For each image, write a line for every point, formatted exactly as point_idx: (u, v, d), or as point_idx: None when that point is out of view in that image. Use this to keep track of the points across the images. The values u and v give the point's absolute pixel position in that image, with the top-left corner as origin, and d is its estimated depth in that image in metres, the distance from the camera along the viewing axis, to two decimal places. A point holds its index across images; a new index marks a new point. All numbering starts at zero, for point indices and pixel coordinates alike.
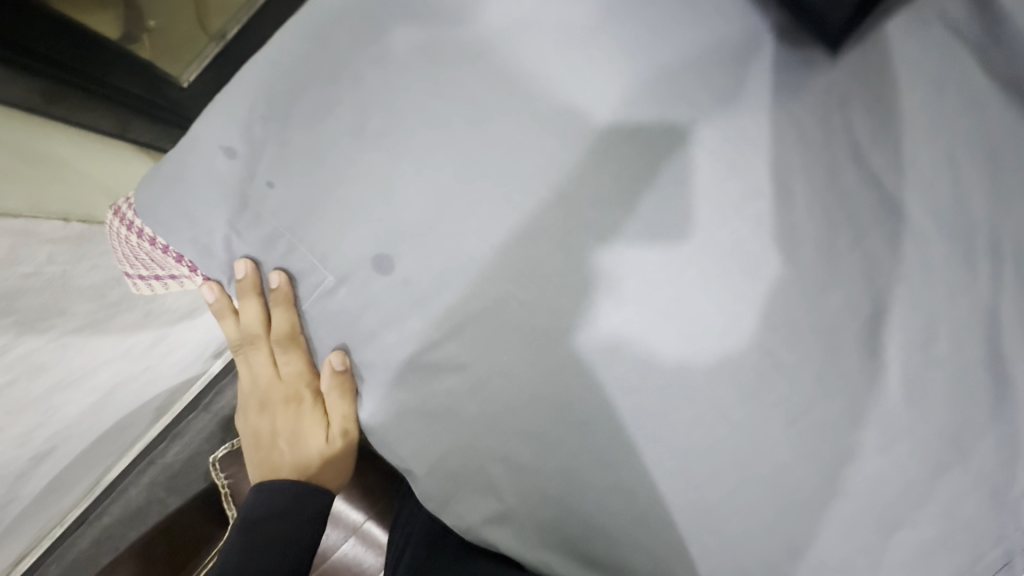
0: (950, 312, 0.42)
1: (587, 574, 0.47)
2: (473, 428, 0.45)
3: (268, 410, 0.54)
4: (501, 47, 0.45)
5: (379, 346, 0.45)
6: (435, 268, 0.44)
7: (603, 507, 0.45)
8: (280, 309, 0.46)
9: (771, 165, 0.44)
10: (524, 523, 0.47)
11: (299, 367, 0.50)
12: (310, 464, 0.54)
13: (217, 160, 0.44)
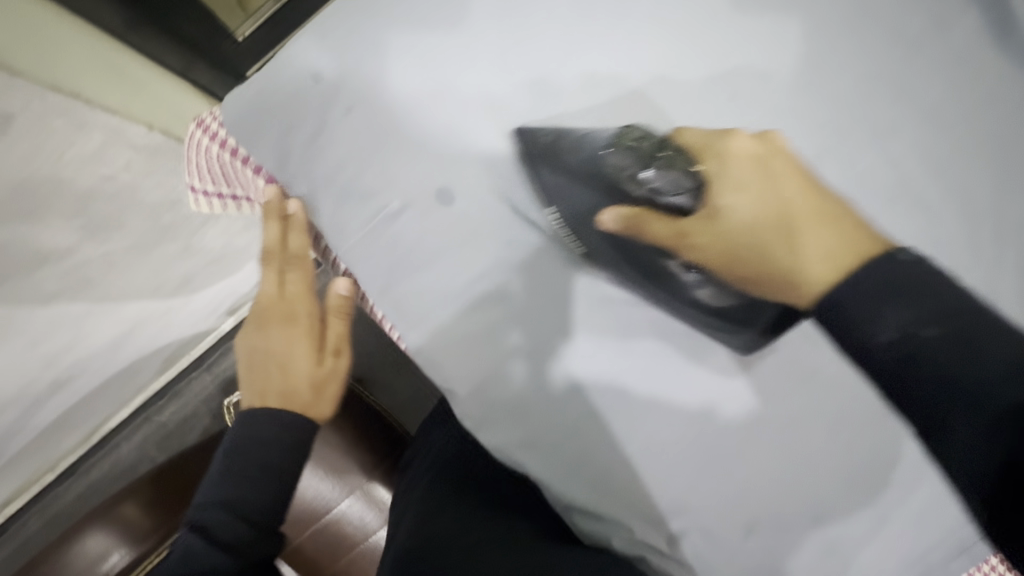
0: None
1: (609, 506, 0.50)
2: (518, 351, 0.49)
3: (264, 332, 0.57)
4: (570, 18, 0.51)
5: (433, 271, 0.49)
6: (497, 204, 0.49)
7: (629, 437, 0.50)
8: (295, 235, 0.53)
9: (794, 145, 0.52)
10: (552, 456, 0.50)
11: (303, 285, 0.56)
12: (297, 386, 0.57)
13: (301, 82, 0.48)
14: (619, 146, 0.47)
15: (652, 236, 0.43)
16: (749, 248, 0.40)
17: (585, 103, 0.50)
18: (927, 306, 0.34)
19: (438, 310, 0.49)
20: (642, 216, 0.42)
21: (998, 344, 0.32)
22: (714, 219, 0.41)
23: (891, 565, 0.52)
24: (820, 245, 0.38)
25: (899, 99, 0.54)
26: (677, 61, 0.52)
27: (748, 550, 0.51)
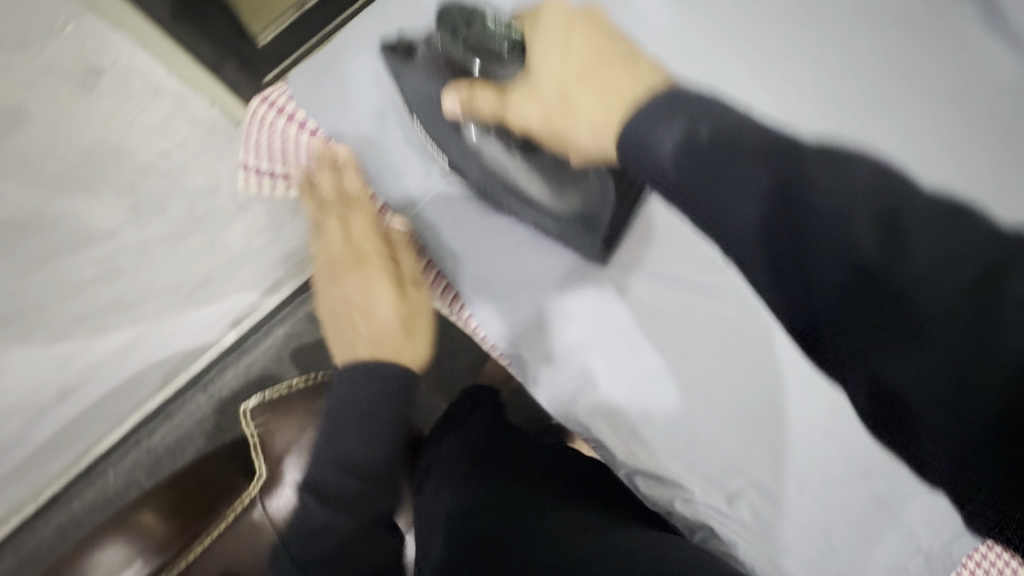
0: None
1: (668, 467, 0.53)
2: (572, 321, 0.54)
3: (337, 280, 0.55)
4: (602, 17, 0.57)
5: (499, 248, 0.55)
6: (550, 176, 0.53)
7: (680, 401, 0.53)
8: (352, 176, 0.56)
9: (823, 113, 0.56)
10: (611, 415, 0.53)
11: (366, 226, 0.55)
12: (385, 326, 0.54)
13: (366, 75, 0.56)
14: (453, 34, 0.49)
15: (480, 111, 0.47)
16: (553, 105, 0.41)
17: None
18: (698, 114, 0.33)
19: (505, 281, 0.55)
20: (471, 93, 0.46)
21: (751, 149, 0.31)
22: (525, 81, 0.43)
23: (945, 517, 0.53)
24: (591, 86, 0.38)
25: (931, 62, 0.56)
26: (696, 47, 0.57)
27: (810, 513, 0.52)
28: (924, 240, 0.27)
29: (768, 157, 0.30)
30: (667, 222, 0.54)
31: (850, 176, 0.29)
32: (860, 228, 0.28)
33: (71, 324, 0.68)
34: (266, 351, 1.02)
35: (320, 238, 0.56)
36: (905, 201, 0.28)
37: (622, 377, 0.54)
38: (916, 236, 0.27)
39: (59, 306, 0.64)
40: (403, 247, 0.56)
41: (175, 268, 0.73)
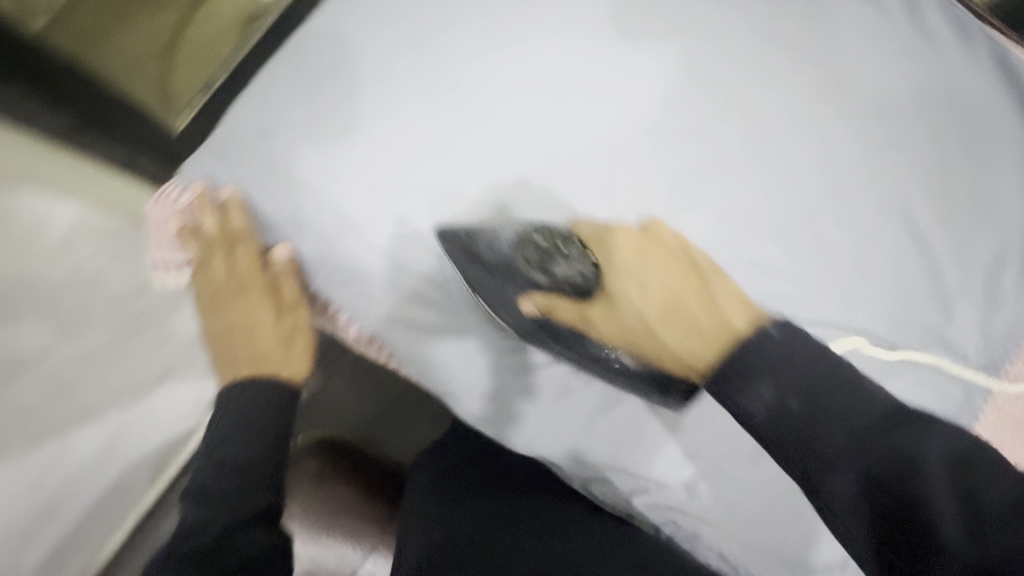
0: (863, 203, 0.59)
1: (638, 475, 0.52)
2: (512, 350, 0.53)
3: (218, 311, 0.50)
4: (482, 44, 0.56)
5: (421, 291, 0.51)
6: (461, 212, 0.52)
7: (632, 408, 0.53)
8: (235, 213, 0.49)
9: (697, 102, 0.60)
10: (571, 431, 0.53)
11: (248, 260, 0.50)
12: (263, 351, 0.49)
13: (245, 133, 0.51)
14: (524, 244, 0.48)
15: (562, 317, 0.45)
16: (638, 331, 0.41)
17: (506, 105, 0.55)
18: (790, 385, 0.37)
19: (433, 324, 0.52)
20: (551, 303, 0.44)
21: (844, 420, 0.37)
22: (612, 308, 0.42)
23: None
24: (690, 327, 0.39)
25: (775, 41, 0.61)
26: (580, 55, 0.58)
27: (787, 490, 0.51)
28: (1011, 541, 0.33)
29: (865, 435, 0.37)
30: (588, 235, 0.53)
31: (929, 449, 0.36)
32: (947, 514, 0.34)
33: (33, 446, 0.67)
34: None
35: (199, 268, 0.50)
36: (981, 482, 0.35)
37: (556, 399, 0.53)
38: (997, 523, 0.33)
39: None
40: (286, 274, 0.50)
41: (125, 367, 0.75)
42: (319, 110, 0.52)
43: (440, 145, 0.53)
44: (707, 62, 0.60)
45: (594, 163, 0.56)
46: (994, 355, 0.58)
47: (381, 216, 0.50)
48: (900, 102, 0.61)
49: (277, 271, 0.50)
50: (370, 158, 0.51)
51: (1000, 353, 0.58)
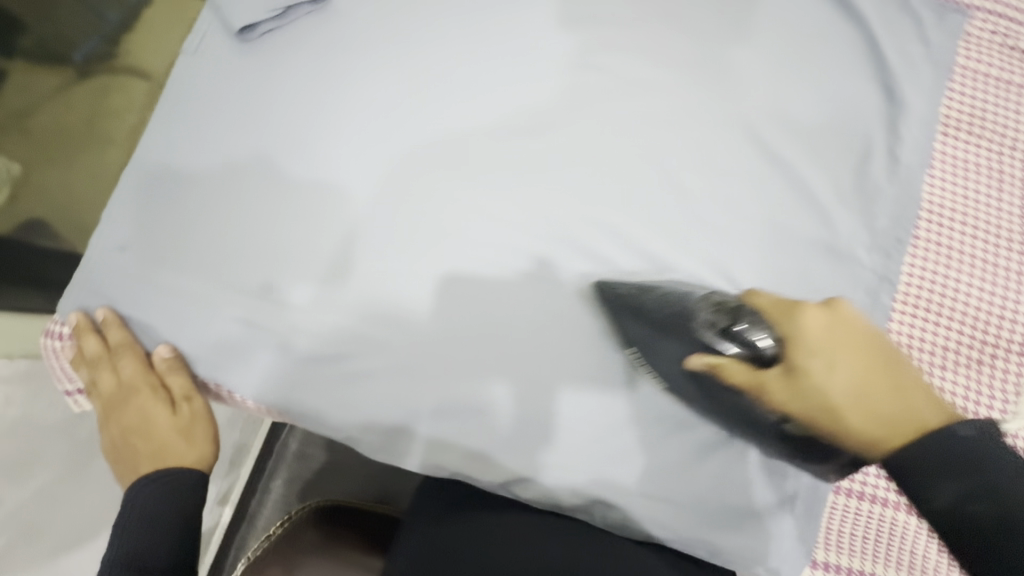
0: (717, 143, 0.59)
1: (563, 466, 0.53)
2: (408, 384, 0.53)
3: (114, 419, 0.54)
4: (302, 97, 0.57)
5: (310, 352, 0.53)
6: (328, 267, 0.54)
7: (539, 404, 0.53)
8: (114, 329, 0.53)
9: (528, 92, 0.59)
10: (490, 445, 0.53)
11: (133, 369, 0.53)
12: (164, 443, 0.54)
13: (115, 256, 0.54)
14: (706, 304, 0.50)
15: (732, 377, 0.44)
16: (816, 409, 0.40)
17: (344, 149, 0.56)
18: (986, 485, 0.35)
19: (329, 378, 0.54)
20: (722, 363, 0.45)
21: None
22: (794, 380, 0.41)
23: None
24: (880, 414, 0.39)
25: (588, 11, 0.61)
26: (398, 82, 0.58)
27: (697, 434, 0.54)
28: None
29: None
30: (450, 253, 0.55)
31: None
32: None
33: None
34: (273, 509, 1.07)
35: (91, 386, 0.54)
36: None
37: (464, 418, 0.53)
38: None
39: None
40: (173, 370, 0.54)
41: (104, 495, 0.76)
42: (176, 212, 0.55)
43: (296, 207, 0.55)
44: (533, 52, 0.60)
45: (441, 182, 0.57)
46: (880, 254, 0.57)
47: (259, 293, 0.54)
48: (729, 35, 0.60)
49: (162, 373, 0.54)
50: (236, 244, 0.54)
51: (887, 250, 0.57)
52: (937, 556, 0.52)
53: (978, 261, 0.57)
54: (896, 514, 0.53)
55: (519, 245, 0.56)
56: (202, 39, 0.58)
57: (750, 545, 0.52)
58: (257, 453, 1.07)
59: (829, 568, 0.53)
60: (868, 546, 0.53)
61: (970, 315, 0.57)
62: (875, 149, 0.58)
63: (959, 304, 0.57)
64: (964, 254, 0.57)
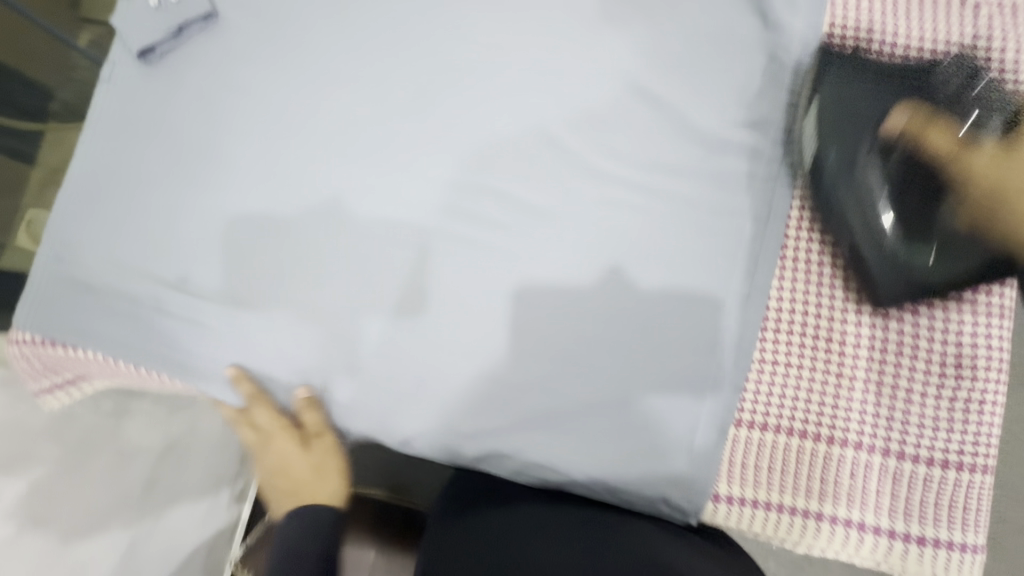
0: (595, 87, 0.58)
1: (466, 419, 0.55)
2: (318, 356, 0.58)
3: (266, 450, 0.66)
4: (200, 106, 0.61)
5: (230, 333, 0.58)
6: (234, 253, 0.58)
7: (433, 363, 0.55)
8: (242, 384, 0.58)
9: (402, 69, 0.61)
10: (399, 405, 0.57)
11: (267, 417, 0.61)
12: (303, 475, 0.66)
13: (54, 266, 0.60)
14: (961, 70, 0.58)
15: (931, 139, 0.55)
16: (991, 186, 0.52)
17: (238, 146, 0.60)
18: None
19: (250, 357, 0.58)
20: (928, 125, 0.55)
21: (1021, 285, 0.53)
22: (997, 157, 0.53)
23: (717, 295, 0.54)
24: None
25: None
26: (280, 78, 0.61)
27: (596, 379, 0.53)
28: None
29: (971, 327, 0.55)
30: (342, 229, 0.58)
31: None
32: None
33: None
34: None
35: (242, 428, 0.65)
36: None
37: (372, 383, 0.57)
38: None
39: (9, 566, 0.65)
40: (309, 410, 0.59)
41: (120, 488, 0.82)
42: (104, 220, 0.60)
43: (202, 200, 0.59)
44: (403, 29, 0.61)
45: (328, 163, 0.59)
46: (769, 183, 0.57)
47: (174, 283, 0.58)
48: None
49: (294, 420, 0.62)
50: (153, 241, 0.59)
51: (775, 177, 0.57)
52: (850, 482, 0.53)
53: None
54: (803, 443, 0.54)
55: (406, 212, 0.58)
56: (112, 66, 0.64)
57: (645, 479, 0.53)
58: None
59: (732, 502, 0.54)
60: (774, 478, 0.54)
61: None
62: (757, 79, 0.57)
63: None
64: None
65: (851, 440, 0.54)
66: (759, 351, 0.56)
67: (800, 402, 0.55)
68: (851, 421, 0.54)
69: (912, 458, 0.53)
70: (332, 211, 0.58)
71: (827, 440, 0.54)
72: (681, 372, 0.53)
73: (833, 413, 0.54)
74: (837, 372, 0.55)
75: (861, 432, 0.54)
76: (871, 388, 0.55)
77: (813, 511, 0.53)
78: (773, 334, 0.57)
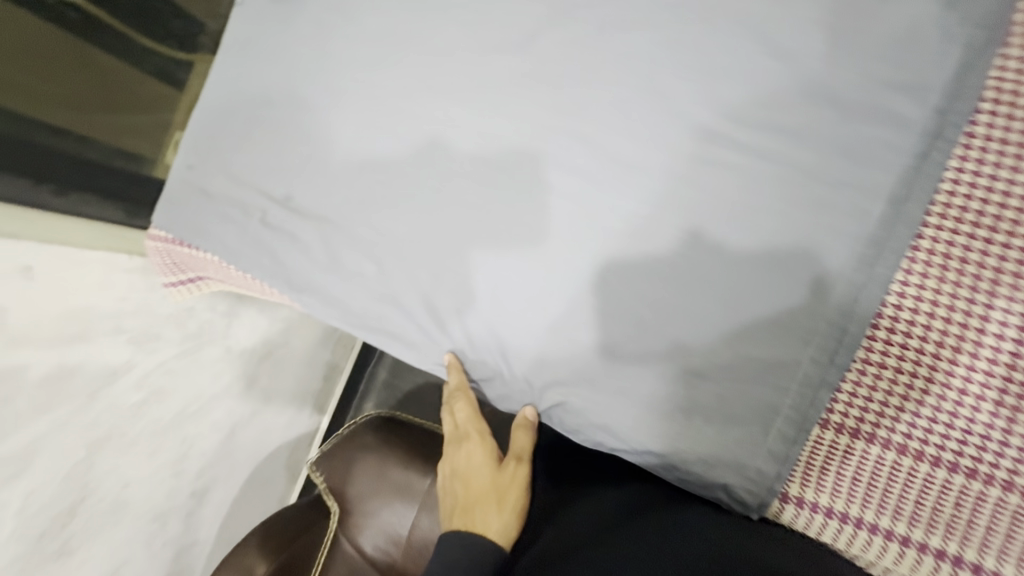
0: (716, 37, 0.52)
1: (528, 370, 0.56)
2: (393, 288, 0.60)
3: (455, 456, 0.69)
4: (317, 35, 0.64)
5: (318, 256, 0.62)
6: (331, 182, 0.61)
7: (504, 310, 0.56)
8: (455, 373, 0.60)
9: (509, 8, 0.59)
10: (465, 346, 0.58)
11: (470, 413, 0.67)
12: (483, 493, 0.64)
13: (186, 176, 0.68)
14: None
15: None
16: None
17: (348, 75, 0.62)
18: None
19: (332, 280, 0.62)
20: None
21: None
22: None
23: (821, 285, 0.48)
24: None
25: None
26: (390, 12, 0.62)
27: (667, 352, 0.51)
28: None
29: None
30: (433, 169, 0.59)
31: None
32: None
33: (180, 450, 0.87)
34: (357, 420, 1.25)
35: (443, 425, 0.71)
36: None
37: (442, 321, 0.59)
38: None
39: (135, 427, 0.79)
40: (524, 429, 0.62)
41: (223, 380, 0.94)
42: (228, 139, 0.66)
43: (310, 129, 0.63)
44: None
45: (425, 100, 0.60)
46: (915, 157, 0.48)
47: (279, 203, 0.63)
48: None
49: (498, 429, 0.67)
50: (266, 163, 0.64)
51: (924, 151, 0.48)
52: (952, 512, 0.46)
53: None
54: (898, 459, 0.47)
55: (495, 158, 0.57)
56: None
57: (705, 462, 0.50)
58: (349, 375, 1.24)
59: (802, 505, 0.50)
60: (856, 490, 0.48)
61: None
62: (921, 34, 0.48)
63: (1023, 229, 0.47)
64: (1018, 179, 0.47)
65: (962, 465, 0.46)
66: (863, 351, 0.49)
67: (904, 414, 0.47)
68: (967, 446, 0.46)
69: None
70: (423, 145, 0.59)
71: (930, 461, 0.46)
72: (763, 360, 0.49)
73: (945, 433, 0.46)
74: (961, 389, 0.46)
75: (979, 458, 0.45)
76: (1004, 414, 0.45)
77: (897, 534, 0.47)
78: (885, 335, 0.48)
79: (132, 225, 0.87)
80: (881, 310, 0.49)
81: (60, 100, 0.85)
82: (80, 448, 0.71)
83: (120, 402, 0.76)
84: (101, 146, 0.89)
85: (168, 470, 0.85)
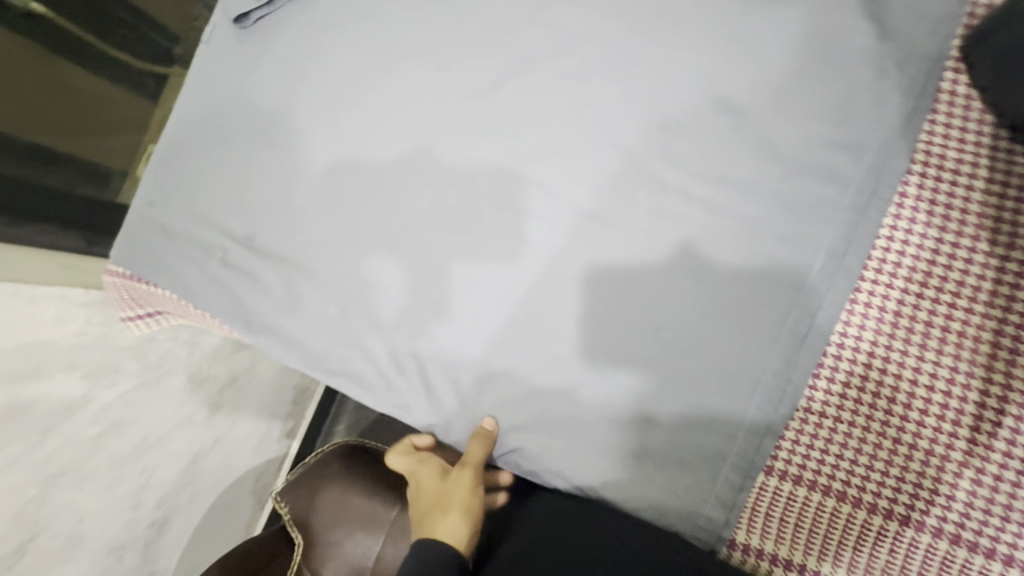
0: (667, 94, 0.54)
1: (485, 414, 0.56)
2: (354, 330, 0.60)
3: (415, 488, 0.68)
4: (281, 77, 0.64)
5: (278, 296, 0.62)
6: (292, 222, 0.62)
7: (462, 354, 0.56)
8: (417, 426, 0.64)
9: (470, 59, 0.60)
10: (425, 388, 0.58)
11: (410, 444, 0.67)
12: (431, 506, 0.62)
13: (147, 213, 0.67)
14: None
15: None
16: None
17: (311, 118, 0.63)
18: None
19: (293, 322, 0.61)
20: None
21: None
22: None
23: (766, 336, 0.50)
24: None
25: None
26: (354, 58, 0.63)
27: (620, 400, 0.52)
28: None
29: None
30: (394, 212, 0.59)
31: None
32: None
33: (139, 482, 0.85)
34: None
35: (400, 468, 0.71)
36: None
37: (402, 364, 0.59)
38: None
39: (91, 462, 0.77)
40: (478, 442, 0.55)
41: (186, 409, 0.92)
42: (190, 177, 0.66)
43: (273, 170, 0.63)
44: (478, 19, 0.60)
45: (388, 145, 0.60)
46: (852, 214, 0.50)
47: (240, 241, 0.63)
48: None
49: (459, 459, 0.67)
50: (229, 202, 0.64)
51: (861, 208, 0.50)
52: (887, 558, 0.48)
53: (960, 245, 0.50)
54: (838, 505, 0.49)
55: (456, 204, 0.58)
56: (213, 29, 0.69)
57: (656, 509, 0.51)
58: (319, 400, 1.22)
59: (750, 551, 0.51)
60: (799, 535, 0.50)
61: (952, 296, 0.49)
62: (855, 98, 0.51)
63: (949, 286, 0.50)
64: (945, 238, 0.50)
65: (896, 513, 0.48)
66: (806, 401, 0.51)
67: (844, 462, 0.50)
68: (900, 494, 0.48)
69: (971, 547, 0.46)
70: (385, 188, 0.60)
71: (867, 508, 0.49)
72: (711, 409, 0.50)
73: (880, 480, 0.49)
74: (895, 438, 0.49)
75: (911, 506, 0.48)
76: (933, 463, 0.48)
77: None
78: (826, 385, 0.50)
79: (91, 253, 0.84)
80: (822, 361, 0.51)
81: (24, 123, 0.83)
82: (30, 485, 0.68)
83: (74, 438, 0.74)
84: (63, 171, 0.87)
85: (126, 503, 0.83)
